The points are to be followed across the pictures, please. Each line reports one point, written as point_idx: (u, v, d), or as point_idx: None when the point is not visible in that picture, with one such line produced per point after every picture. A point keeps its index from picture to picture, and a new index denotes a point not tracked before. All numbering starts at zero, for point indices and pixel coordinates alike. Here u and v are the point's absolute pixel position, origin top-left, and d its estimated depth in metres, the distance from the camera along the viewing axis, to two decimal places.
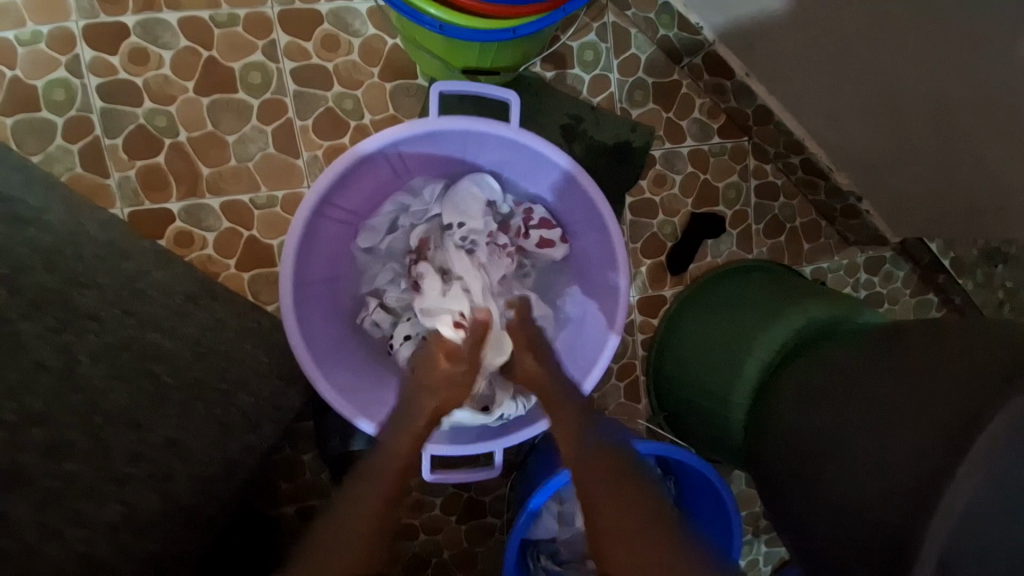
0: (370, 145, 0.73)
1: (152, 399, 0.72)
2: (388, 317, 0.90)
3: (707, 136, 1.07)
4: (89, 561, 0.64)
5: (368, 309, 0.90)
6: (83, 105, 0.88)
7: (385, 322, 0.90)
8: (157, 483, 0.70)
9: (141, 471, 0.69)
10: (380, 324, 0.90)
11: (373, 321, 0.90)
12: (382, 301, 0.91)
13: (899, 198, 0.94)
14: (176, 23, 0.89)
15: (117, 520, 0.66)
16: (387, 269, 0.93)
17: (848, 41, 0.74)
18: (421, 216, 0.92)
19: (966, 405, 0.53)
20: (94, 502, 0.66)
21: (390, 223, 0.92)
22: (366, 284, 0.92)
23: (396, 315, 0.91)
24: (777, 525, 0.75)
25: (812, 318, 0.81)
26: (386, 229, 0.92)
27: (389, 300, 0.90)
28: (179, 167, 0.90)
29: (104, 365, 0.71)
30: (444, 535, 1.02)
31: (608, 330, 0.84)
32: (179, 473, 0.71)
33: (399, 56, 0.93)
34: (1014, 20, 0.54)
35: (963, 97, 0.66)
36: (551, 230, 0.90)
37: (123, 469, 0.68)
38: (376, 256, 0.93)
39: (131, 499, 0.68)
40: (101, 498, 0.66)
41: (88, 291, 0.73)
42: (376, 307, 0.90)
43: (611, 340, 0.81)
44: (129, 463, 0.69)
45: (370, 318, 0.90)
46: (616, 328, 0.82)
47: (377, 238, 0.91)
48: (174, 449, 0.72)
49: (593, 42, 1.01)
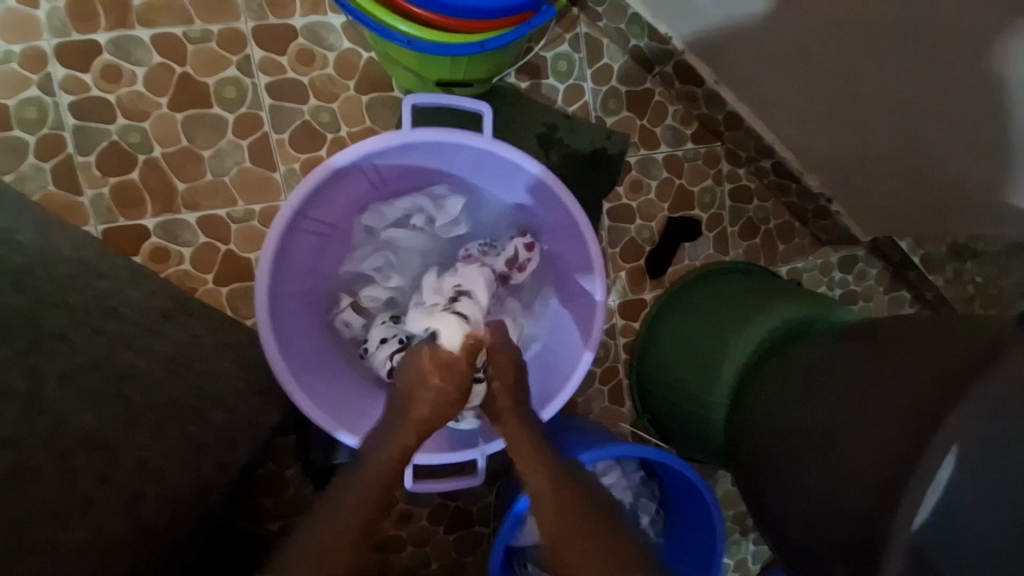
0: (344, 158, 0.73)
1: (124, 419, 0.62)
2: (360, 318, 0.89)
3: (680, 142, 1.09)
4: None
5: (340, 308, 0.89)
6: (56, 122, 0.87)
7: (356, 323, 0.88)
8: (127, 504, 0.61)
9: (109, 494, 0.59)
10: (350, 324, 0.89)
11: (343, 321, 0.89)
12: (356, 301, 0.90)
13: (867, 198, 0.96)
14: (149, 40, 0.88)
15: (82, 543, 0.56)
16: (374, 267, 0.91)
17: (811, 52, 0.78)
18: (422, 218, 0.92)
19: (931, 402, 0.54)
20: (59, 526, 0.53)
21: (401, 216, 0.92)
22: (347, 288, 0.92)
23: (368, 316, 0.90)
24: (759, 523, 0.76)
25: (785, 319, 0.83)
26: (394, 220, 0.92)
27: (363, 300, 0.89)
28: (154, 183, 0.90)
29: (72, 390, 0.57)
30: (432, 547, 1.01)
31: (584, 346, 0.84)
32: (150, 493, 0.64)
33: (374, 68, 0.94)
34: (983, 26, 0.56)
35: (919, 103, 0.70)
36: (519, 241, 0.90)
37: (89, 492, 0.57)
38: (372, 246, 0.92)
39: (99, 522, 0.57)
40: (66, 520, 0.54)
41: (58, 309, 0.61)
42: (349, 306, 0.89)
43: (586, 355, 0.82)
44: (96, 485, 0.58)
45: (341, 317, 0.89)
46: (591, 345, 0.82)
47: (370, 234, 0.92)
48: (145, 470, 0.63)
49: (566, 52, 1.03)
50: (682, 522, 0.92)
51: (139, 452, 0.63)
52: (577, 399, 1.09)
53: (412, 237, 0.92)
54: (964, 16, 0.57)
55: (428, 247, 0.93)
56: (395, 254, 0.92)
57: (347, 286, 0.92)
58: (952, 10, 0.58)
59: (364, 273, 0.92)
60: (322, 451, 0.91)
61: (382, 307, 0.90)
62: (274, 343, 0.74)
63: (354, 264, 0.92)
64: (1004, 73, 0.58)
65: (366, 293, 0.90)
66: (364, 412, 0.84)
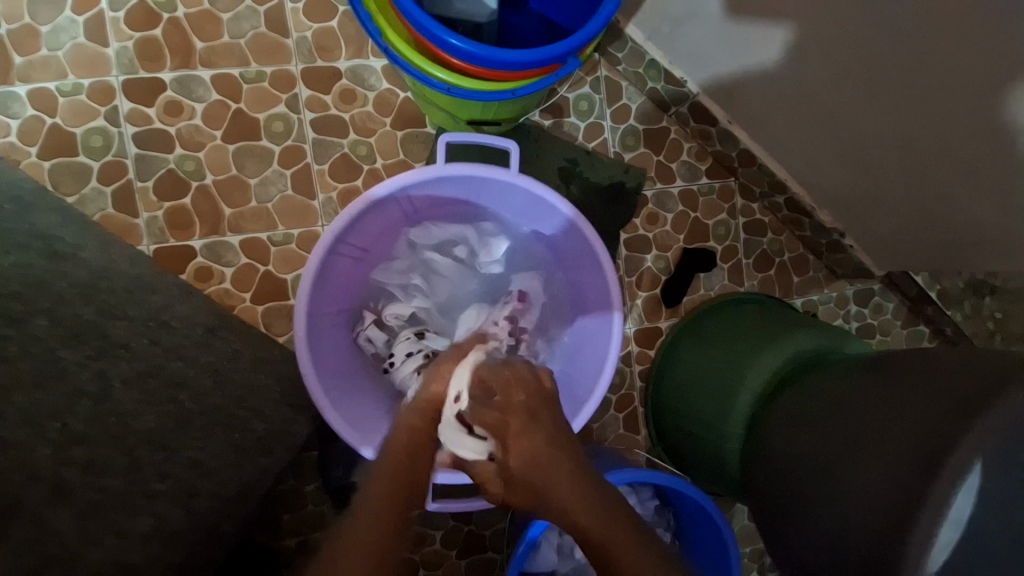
0: (381, 190, 0.80)
1: (177, 422, 0.78)
2: (382, 334, 0.94)
3: (695, 177, 1.14)
4: (123, 565, 0.69)
5: (363, 324, 0.94)
6: (118, 150, 0.96)
7: (379, 340, 0.93)
8: (183, 497, 0.75)
9: (168, 488, 0.74)
10: (373, 341, 0.93)
11: (367, 337, 0.93)
12: (378, 318, 0.94)
13: (880, 233, 0.99)
14: (208, 79, 0.98)
15: (146, 529, 0.71)
16: (401, 287, 0.97)
17: (820, 95, 0.83)
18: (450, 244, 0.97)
19: (939, 430, 0.56)
20: (127, 512, 0.71)
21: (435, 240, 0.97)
22: (375, 304, 0.97)
23: (390, 333, 0.94)
24: (775, 556, 0.76)
25: (799, 350, 0.85)
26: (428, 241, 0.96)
27: (385, 318, 0.94)
28: (203, 207, 0.97)
29: (135, 393, 0.78)
30: (444, 570, 1.01)
31: (603, 362, 0.87)
32: (203, 489, 0.76)
33: (409, 107, 1.02)
34: (988, 71, 0.61)
35: (927, 142, 0.74)
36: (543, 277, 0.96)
37: (153, 485, 0.74)
38: (403, 269, 0.97)
39: (160, 512, 0.73)
40: (132, 508, 0.72)
41: (121, 322, 0.80)
42: (372, 323, 0.93)
43: (607, 370, 0.85)
44: (158, 479, 0.74)
45: (365, 334, 0.93)
46: (613, 355, 0.85)
47: (400, 257, 0.97)
48: (197, 468, 0.77)
49: (587, 94, 1.09)
50: (697, 553, 0.92)
51: (193, 451, 0.77)
52: (593, 424, 1.10)
53: (439, 261, 0.97)
54: (971, 62, 0.62)
55: (454, 271, 0.98)
56: (425, 275, 0.97)
57: (374, 303, 0.97)
58: (960, 55, 0.63)
59: (391, 293, 0.97)
60: (344, 468, 0.94)
61: (405, 324, 0.94)
62: (310, 359, 0.78)
63: (384, 286, 0.97)
64: (1015, 115, 0.62)
65: (389, 311, 0.94)
66: (380, 425, 0.88)
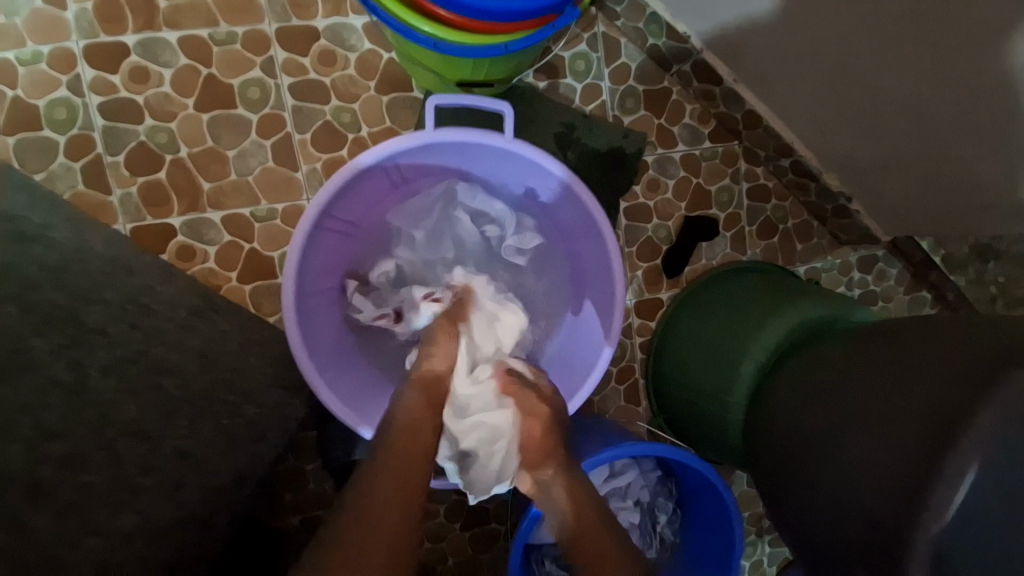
0: (368, 158, 0.75)
1: (162, 410, 0.72)
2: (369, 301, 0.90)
3: (698, 141, 1.09)
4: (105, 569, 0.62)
5: (348, 293, 0.90)
6: (85, 123, 0.89)
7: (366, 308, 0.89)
8: (169, 492, 0.70)
9: (153, 481, 0.68)
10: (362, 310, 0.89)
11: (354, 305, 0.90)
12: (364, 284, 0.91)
13: (886, 195, 0.96)
14: (175, 42, 0.90)
15: (130, 528, 0.65)
16: (392, 249, 0.93)
17: (833, 49, 0.77)
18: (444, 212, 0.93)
19: (953, 405, 0.54)
20: (108, 512, 0.64)
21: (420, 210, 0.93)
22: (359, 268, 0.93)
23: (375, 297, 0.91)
24: (779, 530, 0.76)
25: (805, 317, 0.82)
26: (414, 211, 0.92)
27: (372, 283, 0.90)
28: (180, 182, 0.92)
29: (113, 380, 0.69)
30: (448, 543, 1.02)
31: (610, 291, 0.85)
32: (191, 482, 0.73)
33: (394, 68, 0.95)
34: (999, 12, 0.57)
35: (942, 99, 0.69)
36: (526, 239, 0.93)
37: (136, 480, 0.67)
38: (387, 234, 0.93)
39: (145, 509, 0.67)
40: (116, 506, 0.64)
41: (94, 306, 0.72)
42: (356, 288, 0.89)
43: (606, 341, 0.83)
44: (142, 473, 0.68)
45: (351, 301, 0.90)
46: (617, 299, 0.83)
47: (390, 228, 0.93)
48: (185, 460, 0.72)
49: (584, 52, 1.03)
50: (698, 519, 0.93)
51: (180, 443, 0.73)
52: (594, 397, 1.09)
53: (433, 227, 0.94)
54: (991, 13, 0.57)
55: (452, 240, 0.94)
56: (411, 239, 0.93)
57: (360, 267, 0.93)
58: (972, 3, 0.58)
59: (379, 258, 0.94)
60: (342, 447, 0.93)
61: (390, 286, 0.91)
62: (299, 335, 0.75)
63: (373, 254, 0.93)
64: None
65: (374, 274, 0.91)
66: (367, 397, 0.86)
